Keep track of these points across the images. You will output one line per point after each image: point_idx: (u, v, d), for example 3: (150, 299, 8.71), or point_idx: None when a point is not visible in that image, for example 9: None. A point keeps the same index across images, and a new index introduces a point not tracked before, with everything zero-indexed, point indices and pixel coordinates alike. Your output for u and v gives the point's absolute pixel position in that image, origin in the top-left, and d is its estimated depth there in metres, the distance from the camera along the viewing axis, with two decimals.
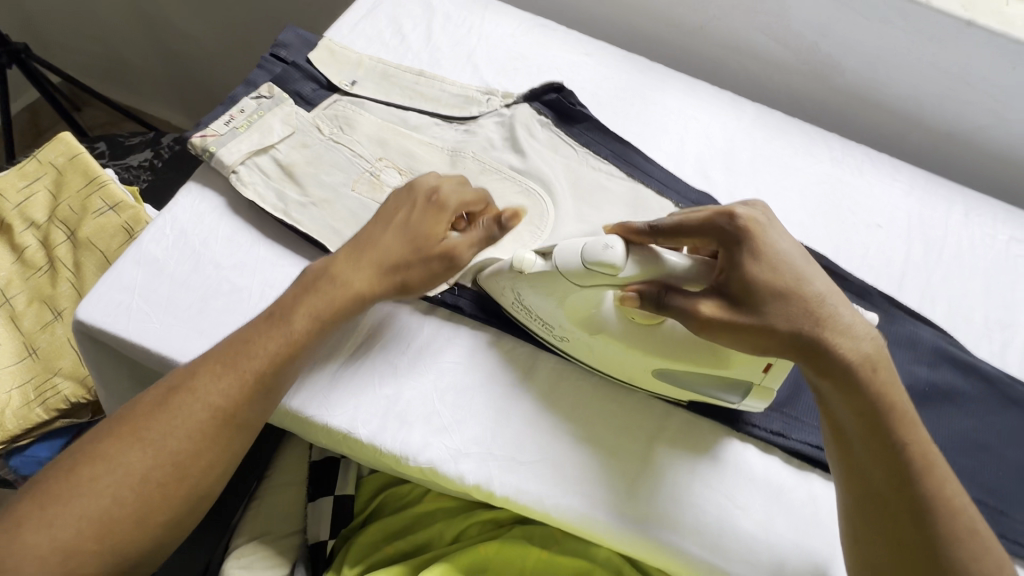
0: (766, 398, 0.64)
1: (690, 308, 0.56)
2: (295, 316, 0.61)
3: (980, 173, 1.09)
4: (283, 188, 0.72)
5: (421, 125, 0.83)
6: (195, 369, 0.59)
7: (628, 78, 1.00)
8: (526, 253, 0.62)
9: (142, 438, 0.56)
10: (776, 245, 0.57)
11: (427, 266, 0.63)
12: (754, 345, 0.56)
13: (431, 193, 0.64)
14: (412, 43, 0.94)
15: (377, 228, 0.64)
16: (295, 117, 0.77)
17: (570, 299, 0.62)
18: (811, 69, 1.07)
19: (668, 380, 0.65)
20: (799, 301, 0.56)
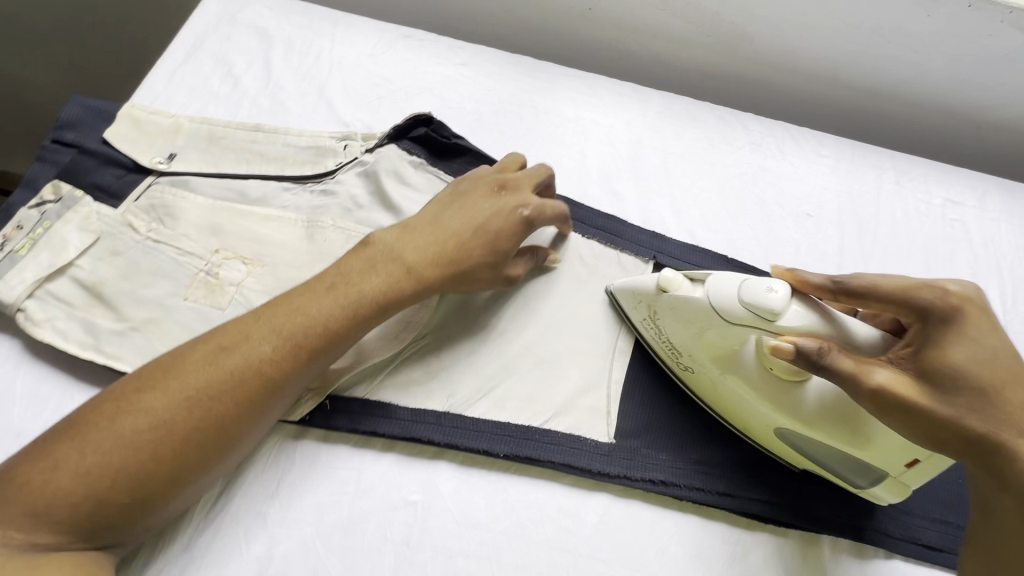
0: (900, 492, 0.59)
1: (864, 378, 0.51)
2: (360, 282, 0.56)
3: (906, 128, 1.03)
4: (90, 317, 0.58)
5: (265, 196, 0.69)
6: (250, 326, 0.52)
7: (515, 86, 0.87)
8: (677, 275, 0.61)
9: (188, 394, 0.48)
10: (989, 341, 0.52)
11: (496, 273, 0.62)
12: (930, 437, 0.51)
13: (522, 207, 0.62)
14: (248, 87, 0.78)
15: (450, 215, 0.62)
16: (97, 218, 0.62)
17: (711, 333, 0.60)
18: (718, 41, 0.95)
19: (793, 446, 0.61)
20: (1005, 409, 0.50)
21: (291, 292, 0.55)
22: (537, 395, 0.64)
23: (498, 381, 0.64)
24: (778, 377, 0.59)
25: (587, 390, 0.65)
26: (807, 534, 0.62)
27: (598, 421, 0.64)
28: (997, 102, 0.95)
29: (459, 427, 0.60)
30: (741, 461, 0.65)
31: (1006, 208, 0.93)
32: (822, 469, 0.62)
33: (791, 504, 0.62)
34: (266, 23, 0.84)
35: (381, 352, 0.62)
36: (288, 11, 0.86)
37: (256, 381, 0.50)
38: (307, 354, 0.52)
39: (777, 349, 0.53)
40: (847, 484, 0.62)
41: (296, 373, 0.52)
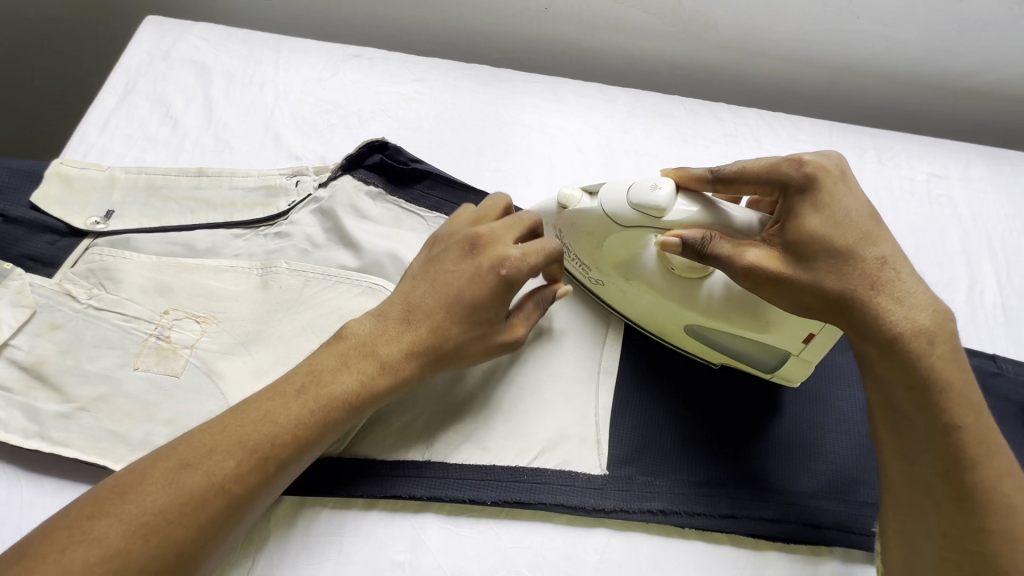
0: (804, 369, 0.61)
1: (734, 256, 0.52)
2: (331, 381, 0.51)
3: (883, 102, 1.00)
4: (32, 401, 0.53)
5: (215, 245, 0.64)
6: (213, 437, 0.46)
7: (474, 98, 0.83)
8: (575, 191, 0.63)
9: (145, 518, 0.42)
10: (845, 201, 0.52)
11: (482, 347, 0.57)
12: (798, 303, 0.52)
13: (499, 267, 0.56)
14: (188, 127, 0.73)
15: (424, 290, 0.56)
16: (31, 291, 0.57)
17: (613, 242, 0.62)
18: (682, 30, 0.91)
19: (701, 339, 0.63)
20: (858, 264, 0.50)
21: (259, 394, 0.50)
22: (524, 430, 0.60)
23: (480, 421, 0.60)
24: (677, 275, 0.61)
25: (575, 420, 0.61)
26: (818, 548, 0.60)
27: (590, 451, 0.61)
28: (972, 67, 0.92)
29: (441, 478, 0.57)
30: (746, 478, 0.61)
31: (991, 176, 0.90)
32: (730, 357, 0.64)
33: (800, 519, 0.59)
34: (203, 55, 0.79)
35: None
36: (226, 41, 0.81)
37: (220, 502, 0.45)
38: (273, 467, 0.47)
39: (664, 244, 0.54)
40: (759, 369, 0.64)
41: (263, 490, 0.47)
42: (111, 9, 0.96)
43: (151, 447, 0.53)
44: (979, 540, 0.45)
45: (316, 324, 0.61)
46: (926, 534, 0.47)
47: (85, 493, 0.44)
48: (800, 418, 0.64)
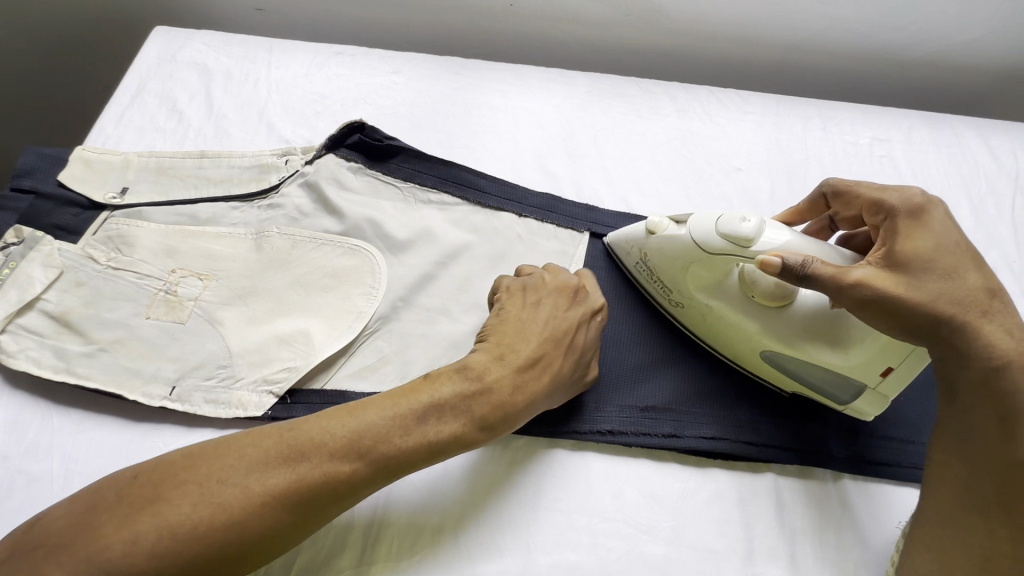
0: (882, 404, 0.63)
1: (841, 274, 0.55)
2: (450, 413, 0.54)
3: (831, 76, 1.07)
4: (60, 344, 0.63)
5: (215, 215, 0.73)
6: (339, 436, 0.50)
7: (445, 86, 0.92)
8: (664, 219, 0.68)
9: (267, 495, 0.47)
10: (951, 231, 0.57)
11: (572, 384, 0.63)
12: (903, 324, 0.55)
13: (596, 315, 0.66)
14: (193, 119, 0.83)
15: (536, 327, 0.62)
16: (59, 254, 0.66)
17: (697, 270, 0.66)
18: (637, 18, 1.00)
19: (774, 364, 0.66)
20: (967, 287, 0.55)
21: (382, 406, 0.53)
22: None
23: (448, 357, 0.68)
24: (757, 303, 0.65)
25: None
26: (755, 464, 0.66)
27: None
28: (910, 39, 0.99)
29: None
30: (688, 404, 0.68)
31: (932, 138, 0.96)
32: (806, 386, 0.66)
33: (737, 437, 0.66)
34: (205, 58, 0.90)
35: (334, 345, 0.66)
36: (225, 45, 0.92)
37: (310, 495, 0.48)
38: (380, 481, 0.51)
39: (766, 262, 0.57)
40: (834, 402, 0.66)
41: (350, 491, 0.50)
42: (122, 23, 1.07)
43: (162, 380, 0.62)
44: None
45: (303, 280, 0.70)
46: (968, 549, 0.52)
47: (185, 448, 0.50)
48: None
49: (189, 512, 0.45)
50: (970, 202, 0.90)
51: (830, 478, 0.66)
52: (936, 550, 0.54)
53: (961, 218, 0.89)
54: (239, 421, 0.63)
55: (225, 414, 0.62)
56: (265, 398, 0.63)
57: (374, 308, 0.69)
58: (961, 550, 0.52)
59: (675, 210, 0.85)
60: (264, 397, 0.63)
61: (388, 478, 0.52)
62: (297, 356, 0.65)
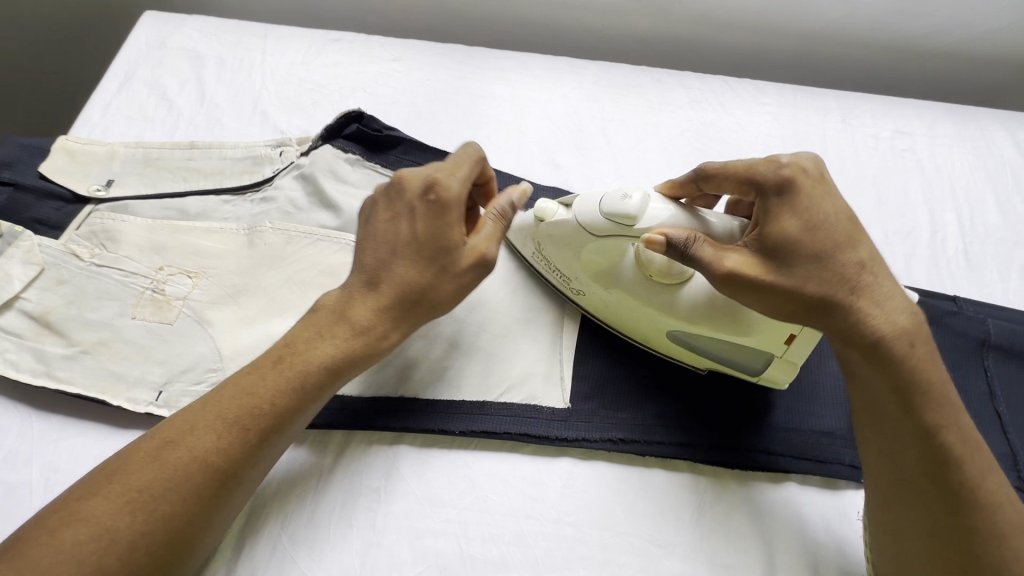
0: (791, 372, 0.60)
1: (717, 258, 0.52)
2: (308, 350, 0.53)
3: (849, 67, 1.02)
4: (40, 346, 0.59)
5: (206, 210, 0.70)
6: (193, 417, 0.49)
7: (448, 74, 0.88)
8: (551, 203, 0.63)
9: (138, 492, 0.45)
10: (817, 206, 0.52)
11: (455, 278, 0.56)
12: (780, 310, 0.52)
13: (426, 190, 0.56)
14: (183, 108, 0.79)
15: (376, 247, 0.56)
16: (39, 250, 0.63)
17: (586, 254, 0.63)
18: (647, 5, 0.96)
19: (682, 342, 0.63)
20: (839, 265, 0.51)
21: (231, 376, 0.53)
22: (493, 370, 0.65)
23: (452, 361, 0.65)
24: (657, 283, 0.60)
25: (537, 361, 0.66)
26: (775, 474, 0.62)
27: (554, 387, 0.65)
28: (933, 28, 0.95)
29: (411, 410, 0.62)
30: (702, 410, 0.64)
31: (956, 131, 0.92)
32: (721, 363, 0.63)
33: (756, 446, 0.62)
34: (196, 44, 0.86)
35: None
36: (217, 30, 0.87)
37: (207, 473, 0.47)
38: (256, 438, 0.49)
39: (649, 242, 0.55)
40: (749, 374, 0.63)
41: (250, 458, 0.49)
42: (112, 10, 1.03)
43: (148, 384, 0.59)
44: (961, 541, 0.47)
45: (298, 278, 0.66)
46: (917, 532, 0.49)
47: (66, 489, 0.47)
48: None
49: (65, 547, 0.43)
50: (997, 198, 0.86)
51: (854, 489, 0.63)
52: (890, 536, 0.51)
53: (987, 215, 0.85)
54: None
55: None
56: None
57: None
58: (912, 528, 0.49)
59: None
60: None
61: (266, 436, 0.50)
62: None
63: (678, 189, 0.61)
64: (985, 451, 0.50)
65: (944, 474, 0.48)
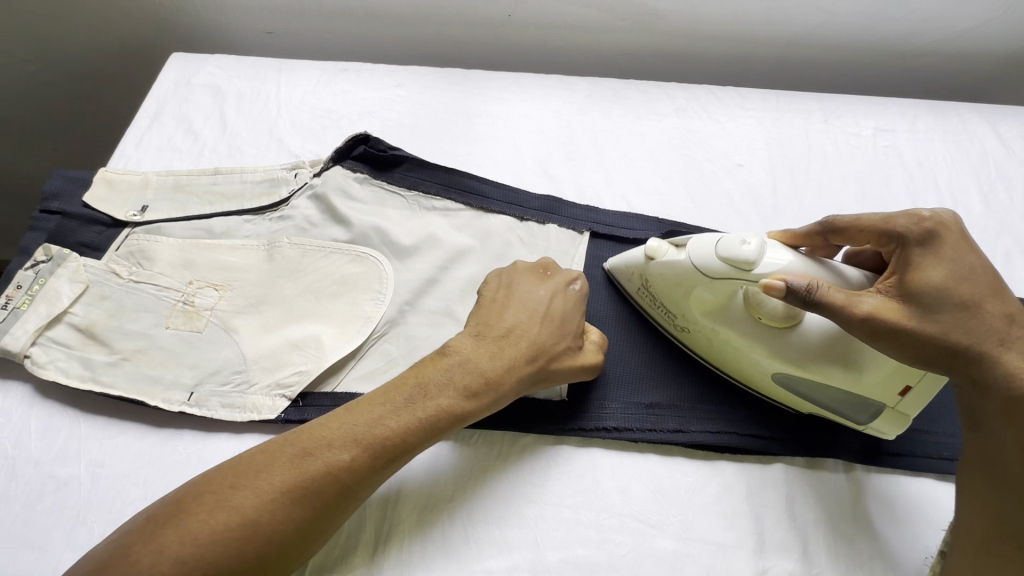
0: (899, 425, 0.61)
1: (849, 305, 0.54)
2: (436, 394, 0.58)
3: (833, 70, 1.07)
4: (86, 355, 0.66)
5: (229, 229, 0.77)
6: (334, 432, 0.54)
7: (447, 96, 0.94)
8: (662, 244, 0.68)
9: (277, 492, 0.50)
10: (962, 258, 0.55)
11: (564, 362, 0.65)
12: (915, 352, 0.54)
13: (571, 284, 0.69)
14: (207, 138, 0.87)
15: (513, 311, 0.65)
16: (85, 270, 0.70)
17: (701, 293, 0.65)
18: (633, 23, 1.01)
19: (790, 389, 0.64)
20: (985, 319, 0.53)
21: (367, 398, 0.58)
22: None
23: None
24: (767, 327, 0.63)
25: None
26: (764, 457, 0.66)
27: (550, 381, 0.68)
28: (909, 29, 0.99)
29: None
30: (692, 400, 0.68)
31: (938, 126, 0.95)
32: (826, 412, 0.65)
33: (744, 431, 0.66)
34: (218, 81, 0.94)
35: (345, 349, 0.68)
36: (236, 67, 0.96)
37: (333, 488, 0.52)
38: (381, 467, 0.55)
39: (770, 286, 0.56)
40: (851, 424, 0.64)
41: (368, 484, 0.54)
42: (138, 52, 1.13)
43: (181, 386, 0.65)
44: None
45: (314, 287, 0.72)
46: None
47: (214, 467, 0.52)
48: None
49: (212, 527, 0.48)
50: (979, 188, 0.89)
51: (840, 470, 0.65)
52: None
53: (970, 205, 0.88)
54: (253, 424, 0.66)
55: (242, 418, 0.65)
56: (278, 401, 0.65)
57: (382, 312, 0.71)
58: None
59: (676, 208, 0.86)
60: (277, 401, 0.65)
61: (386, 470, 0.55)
62: (308, 360, 0.67)
63: (789, 239, 0.66)
64: None
65: None
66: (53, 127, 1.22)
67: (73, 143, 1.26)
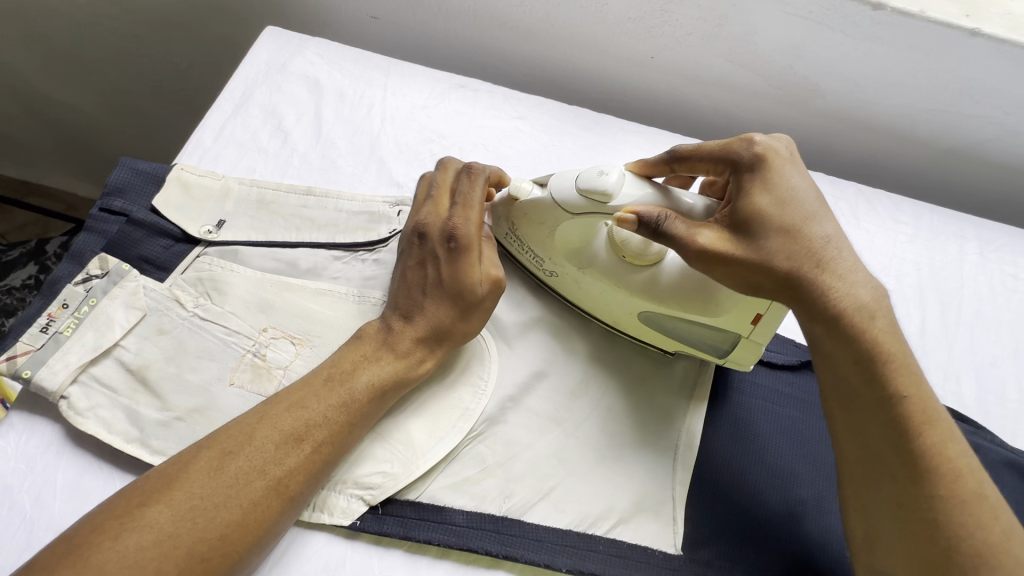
0: (757, 352, 0.61)
1: (688, 239, 0.53)
2: (357, 372, 0.55)
3: (988, 190, 0.95)
4: (133, 405, 0.55)
5: (316, 266, 0.65)
6: (247, 425, 0.49)
7: (572, 141, 0.83)
8: (527, 183, 0.65)
9: (194, 502, 0.44)
10: (790, 184, 0.55)
11: (471, 312, 0.60)
12: (747, 283, 0.53)
13: (447, 244, 0.59)
14: (298, 142, 0.75)
15: (400, 282, 0.60)
16: (144, 293, 0.58)
17: (561, 232, 0.64)
18: (787, 94, 0.90)
19: (654, 324, 0.64)
20: (804, 242, 0.53)
21: (288, 388, 0.53)
22: (601, 496, 0.59)
23: (559, 481, 0.59)
24: (628, 263, 0.62)
25: (651, 490, 0.60)
26: None
27: (665, 528, 0.59)
28: None
29: (514, 537, 0.56)
30: None
31: None
32: (689, 346, 0.64)
33: None
34: (318, 72, 0.81)
35: (435, 450, 0.57)
36: (339, 59, 0.83)
37: (262, 482, 0.47)
38: (308, 450, 0.50)
39: (621, 220, 0.55)
40: (714, 356, 0.64)
41: (305, 474, 0.49)
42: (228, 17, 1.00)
43: None
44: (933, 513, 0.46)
45: None
46: (892, 521, 0.48)
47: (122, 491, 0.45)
48: None
49: (124, 553, 0.41)
50: None
51: None
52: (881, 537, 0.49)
53: None
54: (318, 524, 0.55)
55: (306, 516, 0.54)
56: (352, 503, 0.55)
57: (482, 406, 0.60)
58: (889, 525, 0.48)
59: None
60: (351, 502, 0.55)
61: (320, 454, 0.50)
62: (395, 456, 0.57)
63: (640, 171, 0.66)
64: (942, 416, 0.49)
65: (911, 454, 0.47)
66: (149, 82, 1.15)
67: (169, 104, 1.20)
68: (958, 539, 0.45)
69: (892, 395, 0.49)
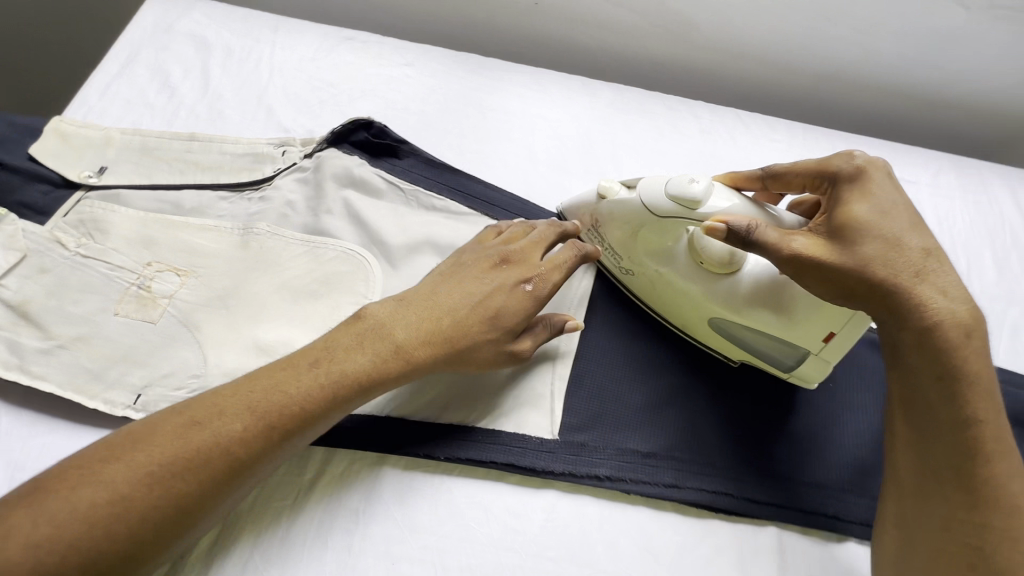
0: (824, 368, 0.62)
1: (782, 243, 0.53)
2: (344, 360, 0.53)
3: (861, 111, 1.02)
4: (14, 336, 0.57)
5: (201, 205, 0.68)
6: (221, 401, 0.48)
7: (459, 84, 0.86)
8: (614, 184, 0.68)
9: (153, 467, 0.44)
10: (891, 195, 0.54)
11: (497, 351, 0.59)
12: (842, 289, 0.52)
13: (523, 281, 0.61)
14: (185, 96, 0.77)
15: (443, 295, 0.59)
16: (23, 236, 0.60)
17: (643, 234, 0.67)
18: (665, 29, 0.95)
19: (724, 334, 0.65)
20: (905, 254, 0.52)
21: (268, 366, 0.52)
22: (481, 393, 0.63)
23: (441, 383, 0.63)
24: (706, 270, 0.64)
25: (530, 386, 0.64)
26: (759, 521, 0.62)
27: (543, 417, 0.63)
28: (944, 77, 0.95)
29: (396, 432, 0.61)
30: (691, 452, 0.64)
31: (959, 184, 0.92)
32: (755, 357, 0.66)
33: (743, 492, 0.62)
34: (205, 31, 0.83)
35: None
36: (227, 18, 0.85)
37: (224, 461, 0.46)
38: (278, 436, 0.48)
39: (710, 228, 0.54)
40: (779, 369, 0.66)
41: (267, 458, 0.48)
42: None
43: (125, 386, 0.57)
44: (977, 531, 0.48)
45: (291, 283, 0.64)
46: (933, 514, 0.50)
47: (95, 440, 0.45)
48: (750, 398, 0.67)
49: (81, 503, 0.41)
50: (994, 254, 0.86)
51: (834, 540, 0.62)
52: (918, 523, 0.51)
53: (984, 271, 0.84)
54: None
55: None
56: None
57: None
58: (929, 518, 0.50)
59: None
60: None
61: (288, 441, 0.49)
62: None
63: (733, 183, 0.68)
64: (1013, 451, 0.50)
65: (972, 462, 0.49)
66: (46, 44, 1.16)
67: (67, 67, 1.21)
68: (982, 541, 0.48)
69: (965, 413, 0.50)
